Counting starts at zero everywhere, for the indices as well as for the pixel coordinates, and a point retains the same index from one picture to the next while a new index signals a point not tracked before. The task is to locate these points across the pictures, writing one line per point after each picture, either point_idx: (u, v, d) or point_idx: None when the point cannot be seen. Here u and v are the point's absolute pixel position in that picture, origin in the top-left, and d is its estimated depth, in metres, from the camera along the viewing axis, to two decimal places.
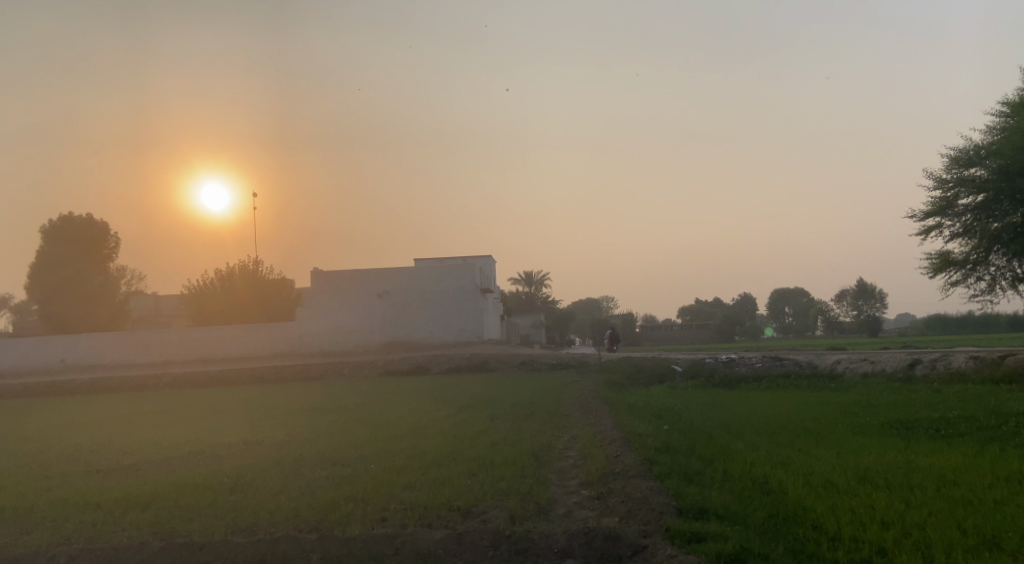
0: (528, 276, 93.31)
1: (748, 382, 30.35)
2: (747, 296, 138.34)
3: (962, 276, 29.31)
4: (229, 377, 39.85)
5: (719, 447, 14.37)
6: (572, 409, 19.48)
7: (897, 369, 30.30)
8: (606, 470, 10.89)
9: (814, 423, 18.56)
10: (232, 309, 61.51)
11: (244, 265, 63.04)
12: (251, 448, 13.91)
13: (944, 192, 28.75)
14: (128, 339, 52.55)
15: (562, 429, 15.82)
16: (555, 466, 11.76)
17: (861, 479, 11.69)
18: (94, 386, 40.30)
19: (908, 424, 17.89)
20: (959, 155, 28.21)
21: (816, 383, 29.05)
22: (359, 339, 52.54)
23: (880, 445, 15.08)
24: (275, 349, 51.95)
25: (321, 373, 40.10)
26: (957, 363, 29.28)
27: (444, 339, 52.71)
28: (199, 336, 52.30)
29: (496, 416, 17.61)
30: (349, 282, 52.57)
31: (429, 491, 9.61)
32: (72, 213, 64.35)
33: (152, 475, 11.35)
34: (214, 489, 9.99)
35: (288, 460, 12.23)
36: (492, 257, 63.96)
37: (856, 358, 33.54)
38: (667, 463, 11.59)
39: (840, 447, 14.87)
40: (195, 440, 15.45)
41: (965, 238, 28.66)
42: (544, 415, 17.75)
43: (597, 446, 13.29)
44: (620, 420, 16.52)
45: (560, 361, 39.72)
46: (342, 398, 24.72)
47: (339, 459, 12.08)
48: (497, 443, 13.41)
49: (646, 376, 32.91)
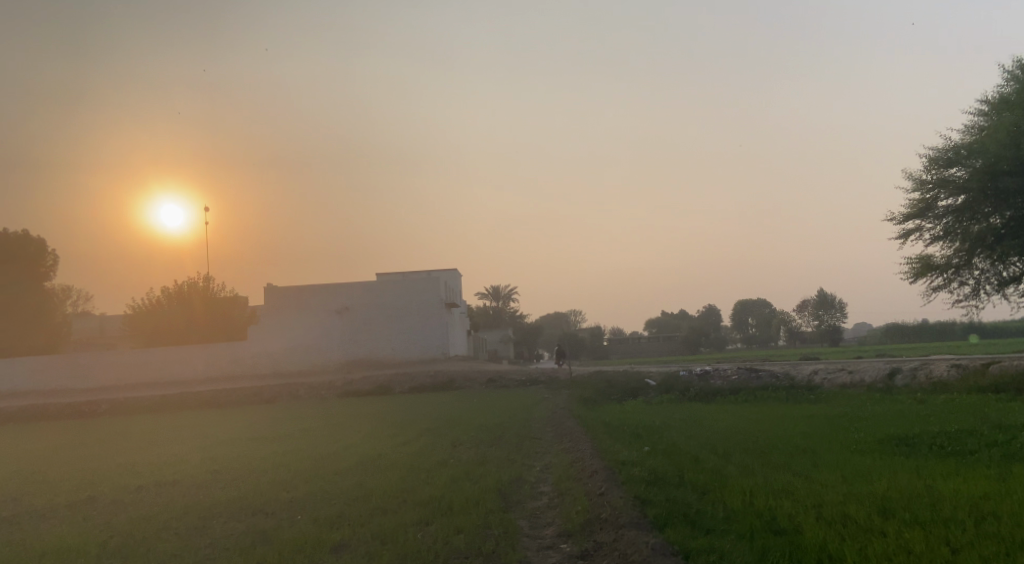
0: (495, 290, 91.39)
1: (724, 396, 28.76)
2: (711, 308, 137.65)
3: (944, 282, 28.06)
4: (174, 402, 37.42)
5: (710, 473, 12.67)
6: (543, 432, 17.75)
7: (877, 379, 28.85)
8: (590, 517, 9.09)
9: (806, 440, 16.92)
10: (183, 329, 58.87)
11: (196, 283, 60.50)
12: (166, 493, 12.03)
13: (923, 193, 27.48)
14: (67, 363, 49.60)
15: (533, 457, 14.03)
16: (524, 508, 9.93)
17: (883, 512, 10.06)
18: (26, 413, 37.53)
19: (909, 440, 16.33)
20: (938, 154, 26.95)
21: (796, 396, 27.44)
22: (317, 358, 50.18)
23: (888, 466, 13.50)
24: (226, 370, 49.38)
25: (275, 395, 37.91)
26: (939, 372, 27.93)
27: (404, 356, 50.51)
28: (144, 358, 49.52)
29: (458, 442, 15.78)
30: (306, 298, 50.44)
31: (367, 551, 7.78)
32: (6, 230, 60.94)
33: (31, 535, 9.40)
34: (94, 554, 8.07)
35: (202, 511, 10.31)
36: (455, 270, 62.00)
37: (834, 367, 32.01)
38: (662, 502, 9.77)
39: (842, 470, 13.26)
40: (103, 484, 13.43)
41: (946, 241, 27.43)
42: (512, 440, 15.92)
43: (576, 479, 11.49)
44: (596, 443, 14.82)
45: (529, 377, 37.85)
46: (288, 425, 22.55)
47: (267, 509, 10.25)
48: (459, 477, 11.62)
49: (619, 391, 31.20)
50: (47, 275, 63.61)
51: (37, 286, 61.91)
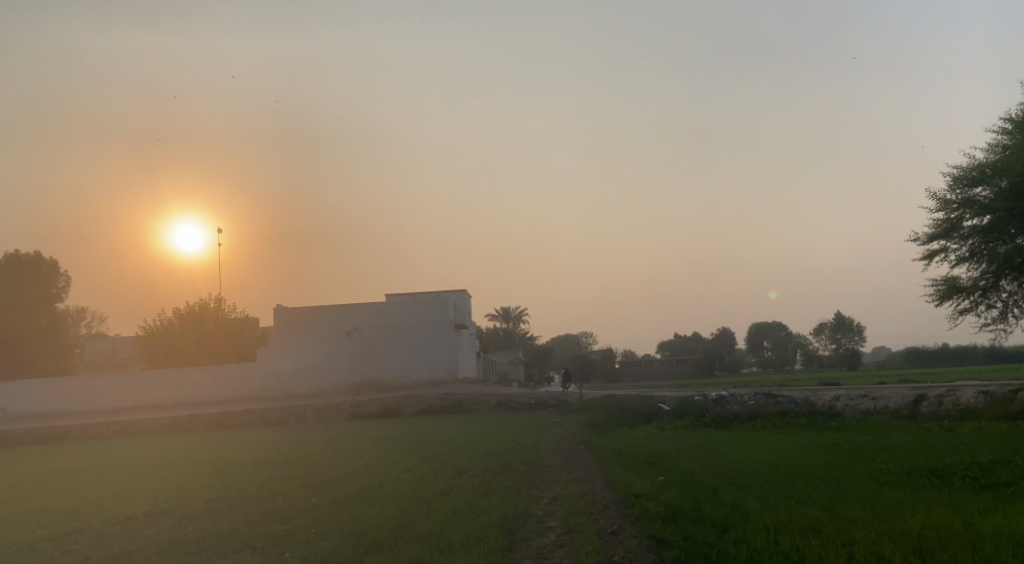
0: (506, 311, 90.75)
1: (741, 422, 27.85)
2: (725, 331, 136.13)
3: (971, 305, 27.15)
4: (179, 424, 36.88)
5: (729, 507, 11.93)
6: (552, 459, 17.01)
7: (902, 406, 27.85)
8: (600, 559, 8.39)
9: (831, 471, 16.07)
10: (193, 350, 58.46)
11: (206, 304, 60.21)
12: (154, 525, 11.44)
13: (948, 214, 26.65)
14: (75, 385, 49.20)
15: (540, 488, 13.32)
16: (530, 546, 9.24)
17: (919, 553, 9.27)
18: (31, 437, 37.05)
19: (940, 471, 15.46)
20: (962, 173, 26.15)
21: (816, 423, 26.50)
22: (326, 380, 49.56)
23: (921, 500, 12.67)
24: (235, 392, 48.80)
25: (282, 418, 37.28)
26: (967, 399, 26.88)
27: (414, 379, 49.82)
28: (152, 380, 49.06)
29: (463, 469, 15.09)
30: (316, 319, 49.95)
31: None
32: (17, 251, 60.99)
33: None
34: None
35: (189, 546, 9.74)
36: (466, 290, 61.35)
37: (856, 393, 30.96)
38: (679, 542, 9.08)
39: (872, 505, 12.44)
40: (91, 514, 12.87)
41: (973, 263, 26.57)
42: (519, 469, 15.21)
43: (586, 514, 10.78)
44: (608, 473, 14.08)
45: (539, 400, 37.06)
46: (290, 450, 21.91)
47: (257, 543, 9.67)
48: (461, 510, 10.94)
49: (631, 415, 30.32)
50: (58, 296, 63.59)
51: (48, 307, 61.86)
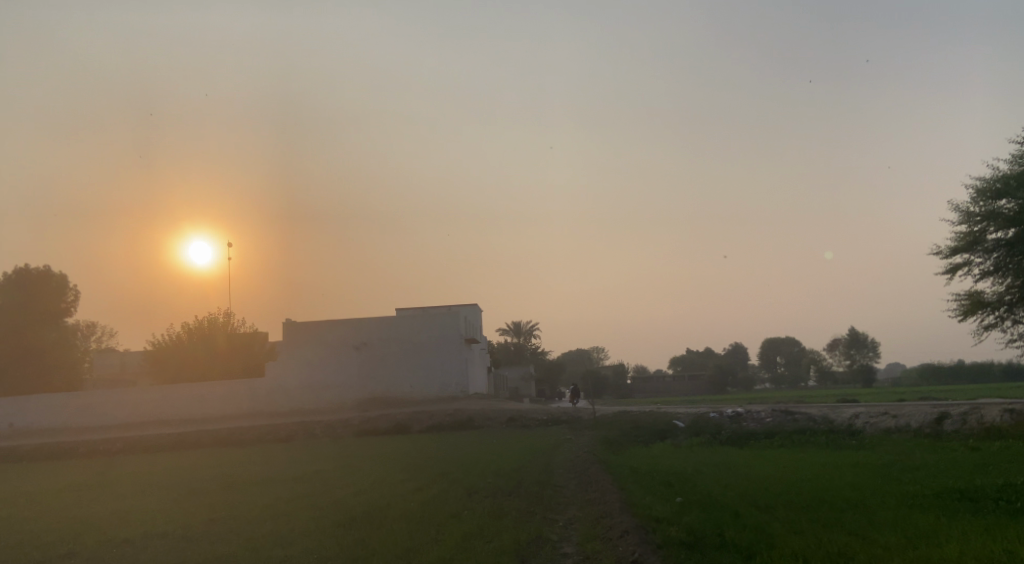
0: (517, 326, 90.23)
1: (758, 440, 27.13)
2: (738, 346, 135.14)
3: (995, 320, 26.40)
4: (186, 440, 36.45)
5: (754, 532, 11.35)
6: (566, 479, 16.46)
7: (924, 425, 27.08)
8: None
9: (857, 493, 15.43)
10: (202, 364, 58.00)
11: (215, 319, 59.88)
12: (148, 548, 10.94)
13: (970, 226, 25.94)
14: (83, 401, 48.85)
15: (554, 510, 12.76)
16: None
17: None
18: (37, 453, 36.65)
19: (972, 493, 14.78)
20: (986, 185, 25.46)
21: (836, 441, 25.77)
22: (335, 396, 49.06)
23: (954, 524, 12.07)
24: (243, 408, 48.36)
25: (291, 433, 36.81)
26: (992, 417, 26.09)
27: (424, 394, 49.25)
28: (161, 395, 48.73)
29: (473, 490, 14.51)
30: (325, 334, 49.54)
31: None
32: (26, 266, 60.87)
33: None
34: None
35: None
36: (477, 305, 60.79)
37: (876, 411, 30.18)
38: None
39: (904, 530, 11.82)
40: (87, 535, 12.40)
41: (997, 277, 25.85)
42: (532, 489, 14.64)
43: (605, 540, 10.26)
44: (625, 494, 13.52)
45: (551, 416, 36.41)
46: (296, 468, 21.40)
47: None
48: (471, 535, 10.38)
49: (646, 433, 29.62)
50: (67, 311, 63.42)
51: (56, 322, 61.66)
